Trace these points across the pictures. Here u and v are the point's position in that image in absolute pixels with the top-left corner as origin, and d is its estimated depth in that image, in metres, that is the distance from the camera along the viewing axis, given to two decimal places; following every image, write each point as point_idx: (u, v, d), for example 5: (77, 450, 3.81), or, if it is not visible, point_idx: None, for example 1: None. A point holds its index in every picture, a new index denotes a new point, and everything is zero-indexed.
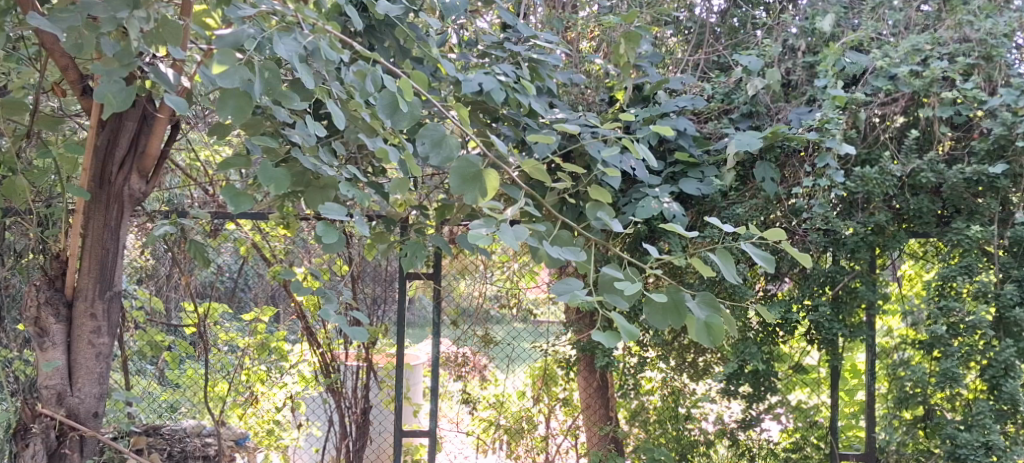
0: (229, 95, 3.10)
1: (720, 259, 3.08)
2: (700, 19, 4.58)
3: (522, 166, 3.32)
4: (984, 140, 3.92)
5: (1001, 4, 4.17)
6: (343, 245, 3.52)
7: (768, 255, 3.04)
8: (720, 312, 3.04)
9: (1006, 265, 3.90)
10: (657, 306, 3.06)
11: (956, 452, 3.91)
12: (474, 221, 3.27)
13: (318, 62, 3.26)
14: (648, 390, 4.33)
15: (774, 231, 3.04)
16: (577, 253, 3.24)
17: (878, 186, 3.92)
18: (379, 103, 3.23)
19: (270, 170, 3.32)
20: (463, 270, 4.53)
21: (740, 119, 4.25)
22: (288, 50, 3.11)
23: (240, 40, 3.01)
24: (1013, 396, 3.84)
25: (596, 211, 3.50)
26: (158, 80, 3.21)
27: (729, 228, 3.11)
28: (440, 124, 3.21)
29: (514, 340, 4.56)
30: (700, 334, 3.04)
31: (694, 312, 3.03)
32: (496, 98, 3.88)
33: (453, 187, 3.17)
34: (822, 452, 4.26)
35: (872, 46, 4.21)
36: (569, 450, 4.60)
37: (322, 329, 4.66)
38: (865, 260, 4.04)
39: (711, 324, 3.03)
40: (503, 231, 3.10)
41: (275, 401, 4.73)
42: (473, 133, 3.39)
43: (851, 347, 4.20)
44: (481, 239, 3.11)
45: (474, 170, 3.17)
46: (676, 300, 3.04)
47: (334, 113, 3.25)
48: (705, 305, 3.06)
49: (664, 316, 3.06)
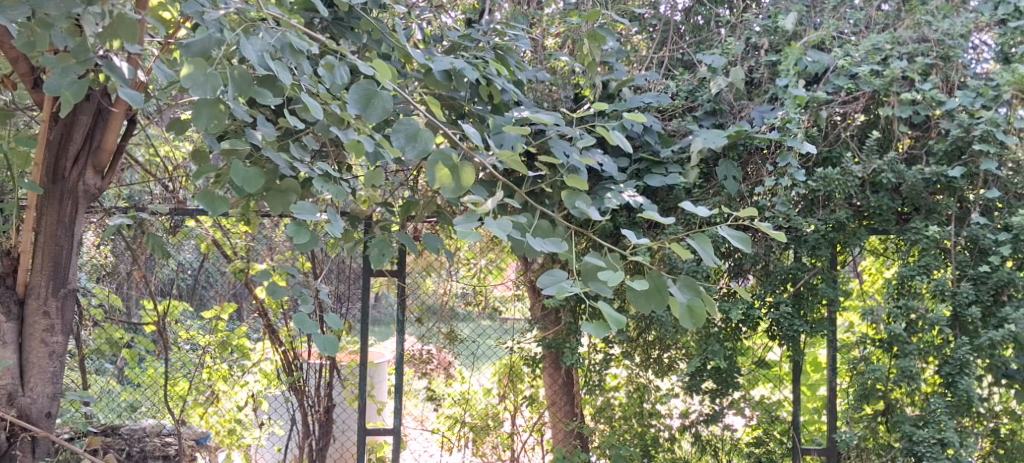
0: (203, 107, 3.18)
1: (699, 244, 3.17)
2: (665, 16, 4.58)
3: (499, 157, 3.35)
4: (942, 141, 4.00)
5: (958, 5, 4.25)
6: (316, 244, 3.59)
7: (744, 236, 3.16)
8: (701, 296, 3.10)
9: (963, 263, 3.95)
10: (640, 291, 3.12)
11: (913, 449, 3.96)
12: (455, 216, 3.27)
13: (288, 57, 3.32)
14: (614, 386, 4.37)
15: (748, 210, 3.15)
16: (559, 246, 3.29)
17: (840, 186, 3.98)
18: (349, 96, 3.25)
19: (242, 171, 3.40)
20: (429, 268, 4.51)
21: (703, 117, 4.30)
22: (256, 49, 3.18)
23: (208, 47, 3.07)
24: (969, 394, 3.89)
25: (574, 199, 3.57)
26: (112, 74, 3.10)
27: (704, 211, 3.20)
28: (414, 119, 3.24)
29: (480, 337, 4.55)
30: (684, 317, 3.08)
31: (677, 294, 3.08)
32: (468, 78, 3.86)
33: (429, 181, 3.21)
34: (784, 447, 4.27)
35: (833, 45, 4.27)
36: (535, 446, 4.60)
37: (284, 327, 4.60)
38: (826, 257, 4.09)
39: (693, 307, 3.08)
40: (489, 223, 3.14)
41: (237, 400, 4.70)
42: (442, 123, 3.43)
43: (813, 343, 4.26)
44: (469, 236, 3.16)
45: (451, 163, 3.20)
46: (659, 284, 3.11)
47: (309, 105, 3.28)
48: (686, 289, 3.13)
49: (648, 301, 3.12)
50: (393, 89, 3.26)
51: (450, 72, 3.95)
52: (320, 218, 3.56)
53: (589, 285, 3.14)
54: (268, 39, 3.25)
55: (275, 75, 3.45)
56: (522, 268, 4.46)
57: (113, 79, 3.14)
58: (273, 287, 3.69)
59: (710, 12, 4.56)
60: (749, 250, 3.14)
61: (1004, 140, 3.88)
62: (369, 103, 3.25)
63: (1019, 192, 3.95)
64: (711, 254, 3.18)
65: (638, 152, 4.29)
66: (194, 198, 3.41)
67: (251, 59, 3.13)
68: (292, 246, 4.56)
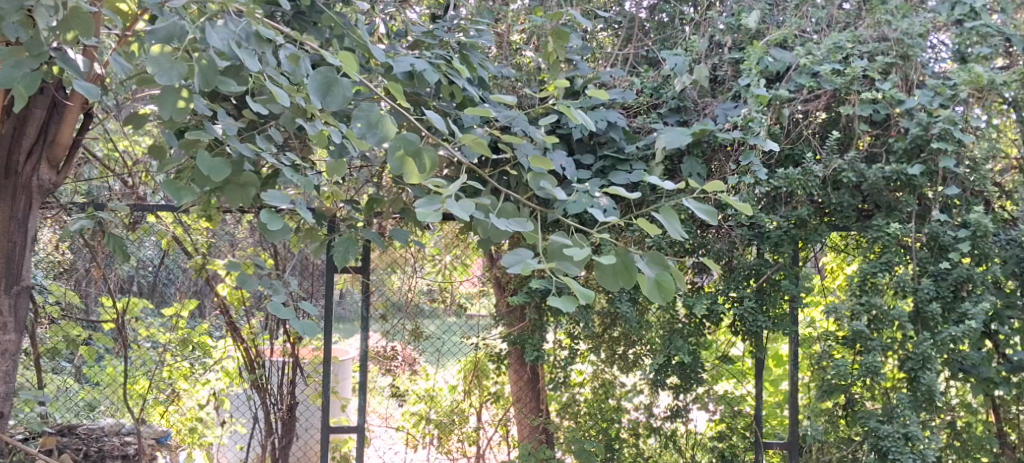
0: (168, 93, 3.25)
1: (665, 219, 3.15)
2: (629, 13, 4.60)
3: (461, 141, 3.39)
4: (902, 139, 4.06)
5: (917, 5, 4.33)
6: (288, 232, 3.66)
7: (711, 208, 3.11)
8: (669, 270, 3.07)
9: (923, 260, 4.04)
10: (608, 269, 3.11)
11: (878, 444, 3.99)
12: (418, 200, 3.25)
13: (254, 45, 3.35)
14: (579, 382, 4.36)
15: (714, 183, 3.12)
16: (523, 226, 3.29)
17: (802, 186, 4.03)
18: (309, 84, 3.28)
19: (210, 160, 3.47)
20: (394, 264, 4.51)
21: (669, 114, 4.34)
22: (222, 38, 3.21)
23: (171, 34, 3.17)
24: (931, 388, 3.95)
25: (538, 181, 3.60)
26: (67, 67, 3.11)
27: (669, 185, 3.17)
28: (374, 106, 3.26)
29: (445, 334, 4.52)
30: (652, 292, 3.05)
31: (645, 269, 3.05)
32: (428, 79, 3.93)
33: (392, 167, 3.28)
34: (748, 441, 4.29)
35: (796, 43, 4.33)
36: (500, 443, 4.57)
37: (246, 325, 4.55)
38: (788, 254, 4.14)
39: (661, 281, 3.05)
40: (450, 203, 3.13)
41: (198, 398, 4.63)
42: (405, 107, 3.44)
43: (775, 339, 4.30)
44: (430, 216, 3.13)
45: (413, 148, 3.26)
46: (627, 261, 3.10)
47: (276, 92, 3.29)
48: (654, 263, 3.09)
49: (616, 278, 3.11)
50: (354, 76, 3.30)
51: (412, 72, 4.00)
52: (291, 205, 3.62)
53: (555, 264, 3.11)
54: (234, 28, 3.28)
55: (240, 64, 3.43)
56: (488, 264, 4.50)
57: (68, 72, 3.12)
58: (243, 279, 3.71)
59: (674, 9, 4.56)
60: (715, 221, 3.11)
61: (961, 139, 3.95)
62: (329, 90, 3.29)
63: (977, 190, 4.05)
64: (677, 228, 3.16)
65: (602, 150, 4.30)
66: (160, 186, 3.48)
67: (217, 47, 3.18)
68: (254, 243, 4.53)
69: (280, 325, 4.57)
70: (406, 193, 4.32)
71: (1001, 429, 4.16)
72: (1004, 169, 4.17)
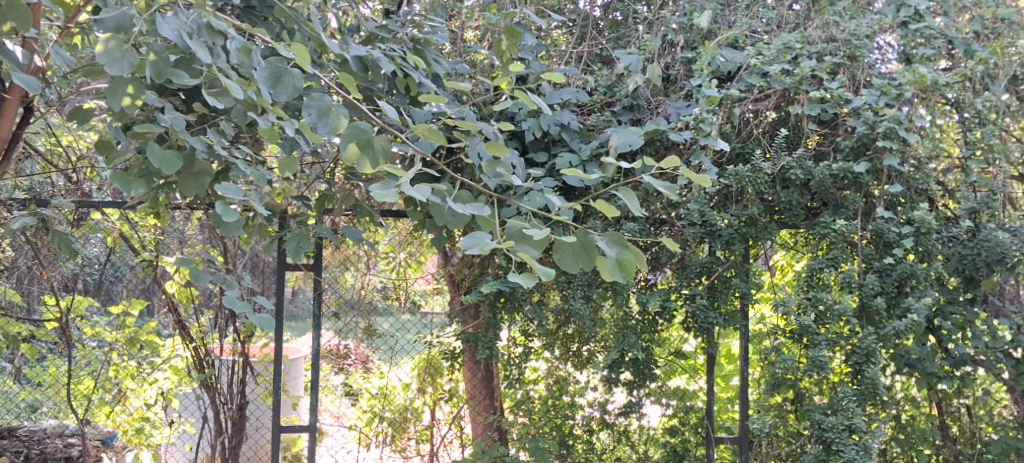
0: (117, 84, 3.17)
1: (623, 197, 3.18)
2: (583, 11, 4.62)
3: (416, 131, 3.37)
4: (849, 138, 4.12)
5: (864, 7, 4.41)
6: (242, 224, 3.60)
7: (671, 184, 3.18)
8: (629, 248, 3.10)
9: (869, 256, 4.11)
10: (568, 250, 3.11)
11: (822, 435, 4.05)
12: (374, 188, 3.25)
13: (205, 36, 3.34)
14: (534, 379, 4.36)
15: (670, 160, 3.17)
16: (480, 210, 3.28)
17: (751, 183, 4.09)
18: (258, 74, 3.31)
19: (161, 153, 3.44)
20: (347, 262, 4.47)
21: (621, 112, 4.37)
22: (173, 29, 3.22)
23: (120, 23, 3.11)
24: (875, 381, 4.00)
25: (495, 169, 3.67)
26: (6, 59, 3.09)
27: (627, 164, 3.31)
28: (325, 95, 3.30)
29: (398, 332, 4.49)
30: (614, 272, 3.08)
31: (606, 250, 3.08)
32: (383, 69, 3.87)
33: (346, 156, 3.28)
34: (699, 437, 4.35)
35: (746, 43, 4.40)
36: (453, 441, 4.58)
37: (195, 324, 4.49)
38: (739, 252, 4.18)
39: (622, 260, 3.08)
40: (406, 187, 3.13)
41: (146, 398, 4.54)
42: (358, 97, 3.45)
43: (727, 335, 4.35)
44: (387, 196, 3.11)
45: (366, 137, 3.21)
46: (585, 242, 3.10)
47: (227, 84, 3.25)
48: (614, 243, 3.12)
49: (576, 260, 3.12)
50: (304, 67, 3.33)
51: (365, 62, 3.95)
52: (245, 198, 3.57)
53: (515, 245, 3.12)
54: (184, 19, 3.28)
55: (192, 56, 3.45)
56: (442, 262, 4.47)
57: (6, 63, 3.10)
58: (194, 273, 3.64)
59: (628, 8, 4.60)
60: (674, 196, 3.19)
61: (905, 137, 4.02)
62: (278, 80, 3.32)
63: (920, 188, 4.14)
64: (636, 206, 3.18)
65: (555, 148, 4.33)
66: (111, 178, 3.49)
67: (167, 37, 3.18)
68: (204, 239, 4.48)
69: (230, 323, 4.52)
70: (358, 189, 4.29)
71: (943, 422, 4.26)
72: (947, 169, 4.21)
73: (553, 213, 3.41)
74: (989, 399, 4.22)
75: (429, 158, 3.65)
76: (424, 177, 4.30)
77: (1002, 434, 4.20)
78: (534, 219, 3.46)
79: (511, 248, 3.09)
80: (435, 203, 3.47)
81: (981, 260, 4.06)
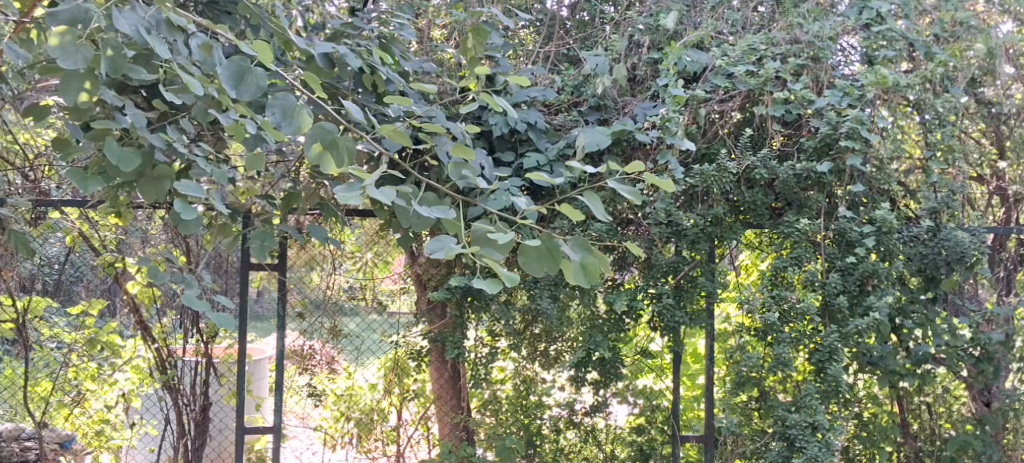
0: (72, 78, 3.15)
1: (589, 202, 3.18)
2: (550, 11, 4.63)
3: (381, 132, 3.33)
4: (812, 138, 4.16)
5: (828, 9, 4.46)
6: (202, 222, 3.55)
7: (635, 190, 3.17)
8: (594, 253, 3.12)
9: (831, 255, 4.16)
10: (532, 254, 3.09)
11: (786, 432, 4.08)
12: (337, 189, 3.21)
13: (164, 32, 3.31)
14: (501, 379, 4.35)
15: (635, 165, 3.18)
16: (446, 213, 3.29)
17: (716, 182, 4.11)
18: (222, 73, 3.24)
19: (117, 149, 3.39)
20: (312, 262, 4.44)
21: (589, 112, 4.38)
22: (131, 23, 3.16)
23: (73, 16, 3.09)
24: (837, 379, 4.05)
25: (461, 171, 3.64)
26: None
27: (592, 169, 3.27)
28: (290, 95, 3.27)
29: (364, 333, 4.47)
30: (578, 276, 3.10)
31: (570, 254, 3.10)
32: (350, 64, 3.85)
33: (310, 156, 3.22)
34: (665, 435, 4.38)
35: (712, 44, 4.43)
36: (420, 441, 4.54)
37: (157, 324, 4.42)
38: (705, 251, 4.20)
39: (586, 264, 3.10)
40: (372, 189, 3.10)
41: (107, 399, 4.48)
42: (322, 97, 3.40)
43: (693, 334, 4.37)
44: (352, 199, 3.09)
45: (331, 137, 3.18)
46: (551, 246, 3.08)
47: (189, 80, 3.19)
48: (579, 248, 3.13)
49: (541, 264, 3.10)
50: (267, 65, 3.27)
51: (332, 57, 3.92)
52: (206, 196, 3.52)
53: (481, 249, 3.13)
54: (143, 14, 3.23)
55: (151, 52, 3.40)
56: (410, 261, 4.46)
57: None
58: (154, 272, 3.59)
59: (596, 8, 4.63)
60: (639, 201, 3.17)
61: (868, 137, 4.06)
62: (241, 80, 3.26)
63: (882, 188, 4.20)
64: (601, 210, 3.19)
65: (522, 147, 4.33)
66: (66, 175, 3.45)
67: (125, 31, 3.12)
68: (167, 239, 4.41)
69: (194, 324, 4.46)
70: (324, 188, 4.26)
71: (904, 419, 4.32)
72: (909, 170, 4.26)
73: (518, 216, 3.38)
74: (948, 396, 4.30)
75: (394, 158, 3.62)
76: (391, 178, 4.27)
77: (961, 430, 4.27)
78: (499, 222, 3.44)
79: (476, 252, 3.10)
80: (400, 204, 3.45)
81: (942, 259, 4.12)
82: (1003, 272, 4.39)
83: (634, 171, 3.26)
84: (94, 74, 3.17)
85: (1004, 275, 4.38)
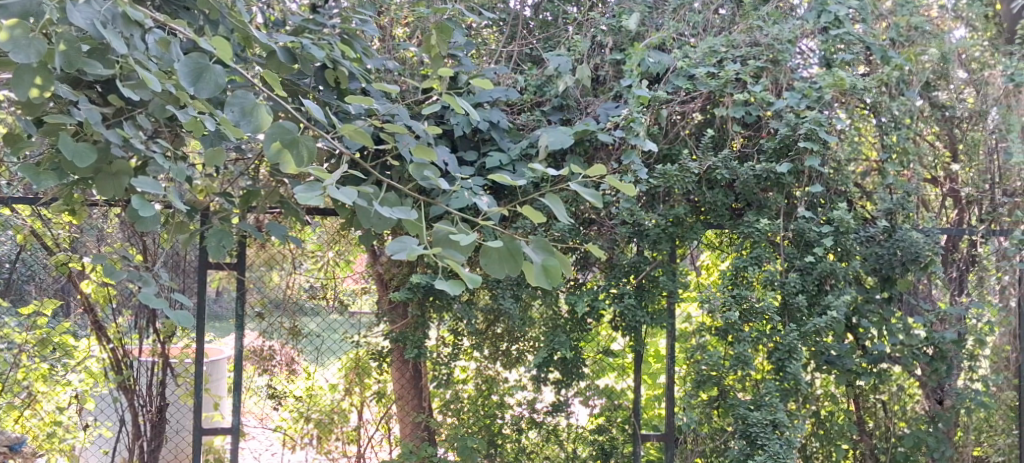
0: (24, 71, 3.08)
1: (550, 203, 3.15)
2: (513, 10, 4.66)
3: (342, 131, 3.28)
4: (772, 140, 4.19)
5: (787, 12, 4.52)
6: (159, 220, 3.48)
7: (596, 191, 3.11)
8: (555, 255, 3.10)
9: (790, 256, 4.21)
10: (494, 254, 3.08)
11: (747, 431, 4.11)
12: (297, 188, 3.16)
13: (120, 27, 3.25)
14: (462, 379, 4.36)
15: (597, 166, 3.13)
16: (407, 213, 3.25)
17: (678, 182, 4.13)
18: (180, 69, 3.18)
19: (71, 145, 3.32)
20: (270, 261, 4.40)
21: (552, 112, 4.40)
22: (85, 17, 3.11)
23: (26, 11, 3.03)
24: (797, 377, 4.10)
25: (422, 172, 3.59)
26: None
27: (553, 170, 3.21)
28: (249, 93, 3.20)
29: (325, 333, 4.45)
30: (539, 278, 3.07)
31: (531, 256, 3.07)
32: (314, 55, 3.85)
33: (268, 154, 3.16)
34: (626, 434, 4.38)
35: (673, 46, 4.47)
36: (382, 442, 4.51)
37: (112, 324, 4.37)
38: (666, 251, 4.23)
39: (548, 266, 3.08)
40: (332, 189, 3.06)
41: (59, 401, 4.39)
42: (282, 95, 3.34)
43: (653, 334, 4.35)
44: (311, 201, 3.05)
45: (291, 136, 3.13)
46: (512, 248, 3.08)
47: (145, 76, 3.14)
48: (541, 249, 3.11)
49: (502, 265, 3.09)
50: (225, 63, 3.20)
51: (294, 52, 3.88)
52: (164, 194, 3.46)
53: (442, 250, 3.10)
54: (98, 8, 3.17)
55: (107, 47, 3.34)
56: (372, 260, 4.43)
57: None
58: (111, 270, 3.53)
59: (559, 8, 4.66)
60: (599, 204, 3.13)
61: (826, 138, 4.10)
62: (200, 77, 3.19)
63: (840, 189, 4.26)
64: (563, 211, 3.16)
65: (484, 146, 4.33)
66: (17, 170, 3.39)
67: (79, 25, 3.07)
68: (124, 237, 4.33)
69: (150, 323, 4.42)
70: (283, 186, 4.22)
71: (860, 416, 4.38)
72: (866, 172, 4.35)
73: (481, 216, 3.36)
74: (903, 394, 4.37)
75: (355, 158, 3.56)
76: (352, 179, 4.23)
77: (915, 428, 4.35)
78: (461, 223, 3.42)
79: (437, 253, 3.07)
80: (361, 205, 3.39)
81: (897, 259, 4.19)
82: (956, 272, 4.45)
83: (596, 174, 3.22)
84: (48, 68, 3.11)
85: (956, 275, 4.44)
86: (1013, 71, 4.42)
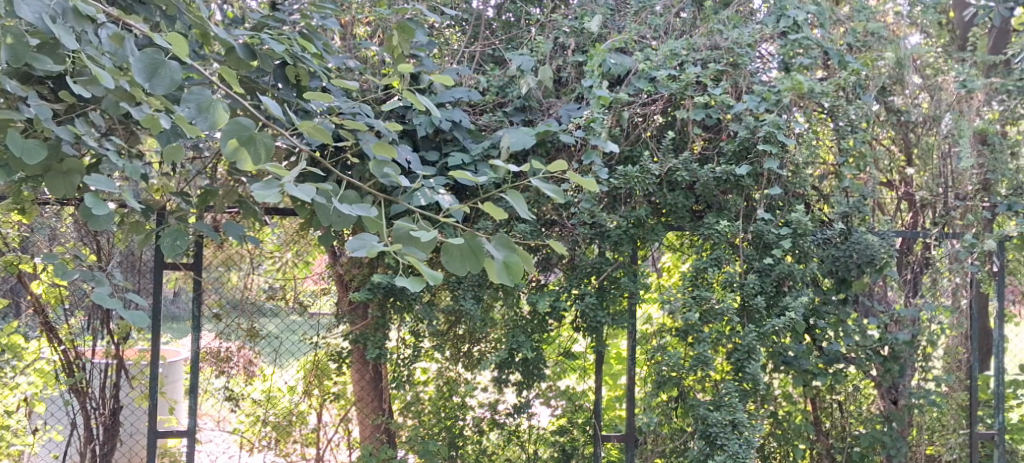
0: None
1: (511, 200, 3.13)
2: (475, 11, 4.63)
3: (301, 127, 3.22)
4: (732, 142, 4.23)
5: (746, 16, 4.59)
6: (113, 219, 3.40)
7: (557, 188, 3.11)
8: (517, 252, 3.09)
9: (750, 257, 4.23)
10: (455, 252, 3.06)
11: (707, 431, 4.13)
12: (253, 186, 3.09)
13: (71, 21, 3.16)
14: (423, 380, 4.34)
15: (558, 163, 3.13)
16: (367, 212, 3.22)
17: (640, 183, 4.16)
18: (133, 65, 3.09)
19: (20, 141, 3.23)
20: (229, 261, 4.35)
21: (513, 112, 4.39)
22: (33, 11, 3.04)
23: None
24: (756, 377, 4.13)
25: (383, 169, 3.55)
26: None
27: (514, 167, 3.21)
28: (205, 90, 3.15)
29: (283, 334, 4.37)
30: (500, 274, 3.06)
31: (493, 253, 3.05)
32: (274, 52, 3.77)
33: (226, 153, 3.08)
34: (587, 435, 4.37)
35: (634, 48, 4.50)
36: (340, 444, 4.50)
37: (64, 325, 4.29)
38: (627, 253, 4.24)
39: (509, 263, 3.07)
40: (291, 186, 3.00)
41: (8, 404, 4.30)
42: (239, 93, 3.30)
43: (614, 334, 4.38)
44: (268, 197, 3.01)
45: (247, 134, 3.06)
46: (474, 245, 3.06)
47: (97, 72, 3.05)
48: (502, 247, 3.10)
49: (463, 263, 3.07)
50: (181, 59, 3.11)
51: (253, 50, 3.82)
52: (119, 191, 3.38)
53: (402, 248, 3.08)
54: (48, 2, 3.10)
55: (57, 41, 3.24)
56: (331, 261, 4.38)
57: None
58: (63, 270, 3.45)
59: (521, 9, 4.67)
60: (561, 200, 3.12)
61: (784, 141, 4.13)
62: (155, 73, 3.10)
63: (798, 191, 4.29)
64: (524, 208, 3.15)
65: (445, 146, 4.31)
66: None
67: (27, 19, 2.99)
68: (77, 237, 4.27)
69: (104, 325, 4.34)
70: (241, 185, 4.16)
71: (818, 416, 4.42)
72: (822, 176, 4.36)
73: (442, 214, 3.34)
74: (859, 395, 4.42)
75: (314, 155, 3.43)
76: (312, 177, 4.20)
77: (871, 428, 4.40)
78: (422, 220, 3.40)
79: (398, 250, 3.04)
80: (320, 202, 3.33)
81: (853, 261, 4.25)
82: (909, 275, 4.51)
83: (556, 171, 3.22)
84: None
85: (910, 277, 4.51)
86: (965, 77, 4.53)
